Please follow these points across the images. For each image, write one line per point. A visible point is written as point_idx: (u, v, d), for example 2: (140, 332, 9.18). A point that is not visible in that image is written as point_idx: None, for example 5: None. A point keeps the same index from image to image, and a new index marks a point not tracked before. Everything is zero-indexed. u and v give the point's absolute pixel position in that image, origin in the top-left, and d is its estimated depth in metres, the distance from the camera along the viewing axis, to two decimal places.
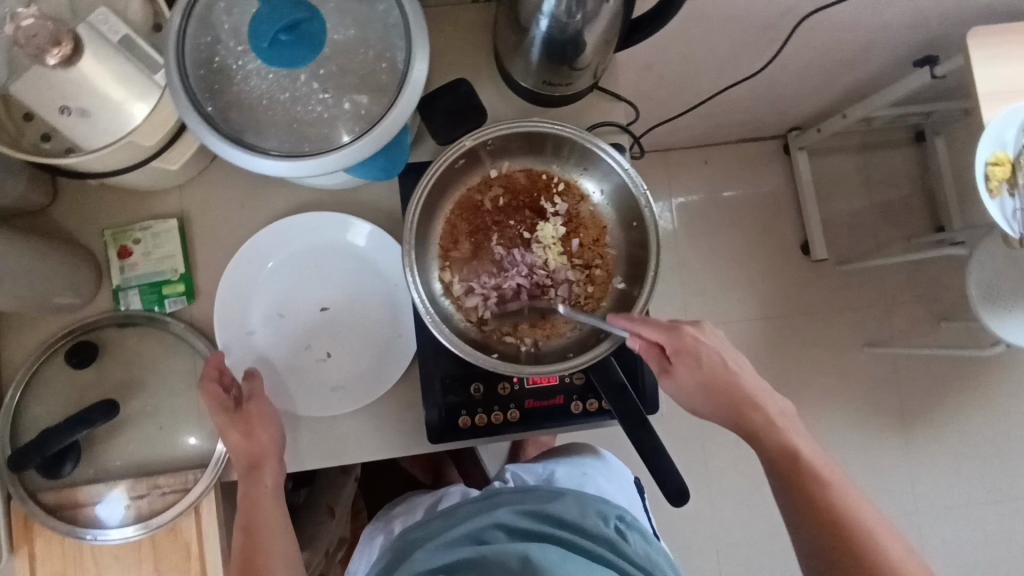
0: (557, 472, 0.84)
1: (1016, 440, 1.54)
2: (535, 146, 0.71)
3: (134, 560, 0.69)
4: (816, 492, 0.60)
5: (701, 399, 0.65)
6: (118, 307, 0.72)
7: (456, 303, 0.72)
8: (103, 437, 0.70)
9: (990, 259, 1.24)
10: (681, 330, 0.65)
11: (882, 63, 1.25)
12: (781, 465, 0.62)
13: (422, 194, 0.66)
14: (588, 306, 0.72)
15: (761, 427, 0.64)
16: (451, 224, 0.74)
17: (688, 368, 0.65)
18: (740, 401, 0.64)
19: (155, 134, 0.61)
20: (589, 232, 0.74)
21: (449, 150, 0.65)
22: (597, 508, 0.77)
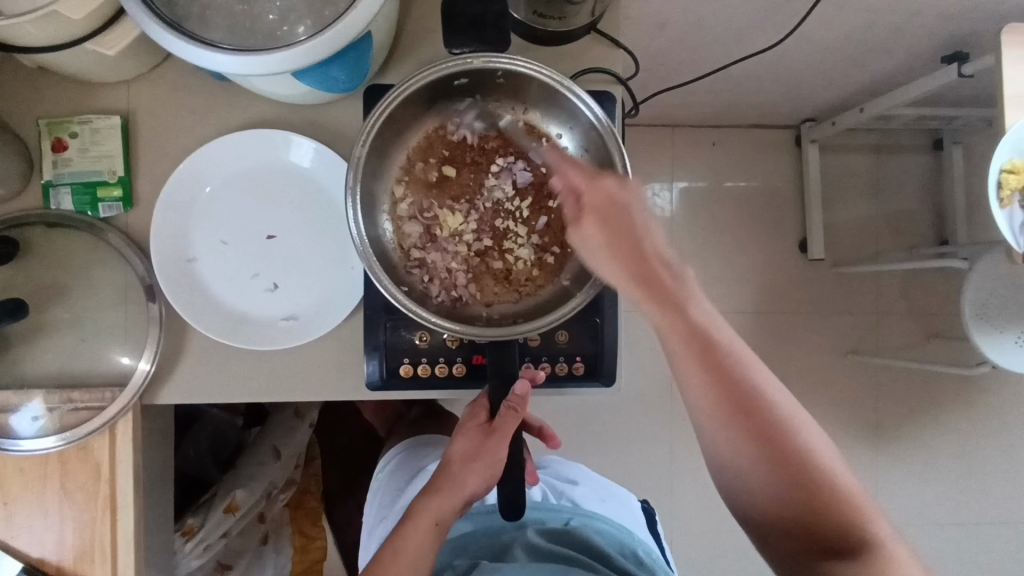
0: (577, 488, 0.92)
1: (987, 466, 1.51)
2: (547, 100, 0.64)
3: (40, 476, 0.65)
4: (731, 372, 0.51)
5: (612, 265, 0.54)
6: (48, 206, 0.66)
7: (395, 224, 0.67)
8: (20, 341, 0.65)
9: (990, 277, 1.18)
10: (603, 181, 0.56)
11: (908, 54, 1.18)
12: (691, 342, 0.51)
13: (395, 101, 0.60)
14: (525, 290, 0.66)
15: (669, 299, 0.52)
16: (430, 141, 0.67)
17: (601, 225, 0.54)
18: (653, 272, 0.53)
19: (88, 6, 0.53)
20: (561, 218, 0.67)
21: (454, 61, 0.59)
22: (618, 539, 0.82)
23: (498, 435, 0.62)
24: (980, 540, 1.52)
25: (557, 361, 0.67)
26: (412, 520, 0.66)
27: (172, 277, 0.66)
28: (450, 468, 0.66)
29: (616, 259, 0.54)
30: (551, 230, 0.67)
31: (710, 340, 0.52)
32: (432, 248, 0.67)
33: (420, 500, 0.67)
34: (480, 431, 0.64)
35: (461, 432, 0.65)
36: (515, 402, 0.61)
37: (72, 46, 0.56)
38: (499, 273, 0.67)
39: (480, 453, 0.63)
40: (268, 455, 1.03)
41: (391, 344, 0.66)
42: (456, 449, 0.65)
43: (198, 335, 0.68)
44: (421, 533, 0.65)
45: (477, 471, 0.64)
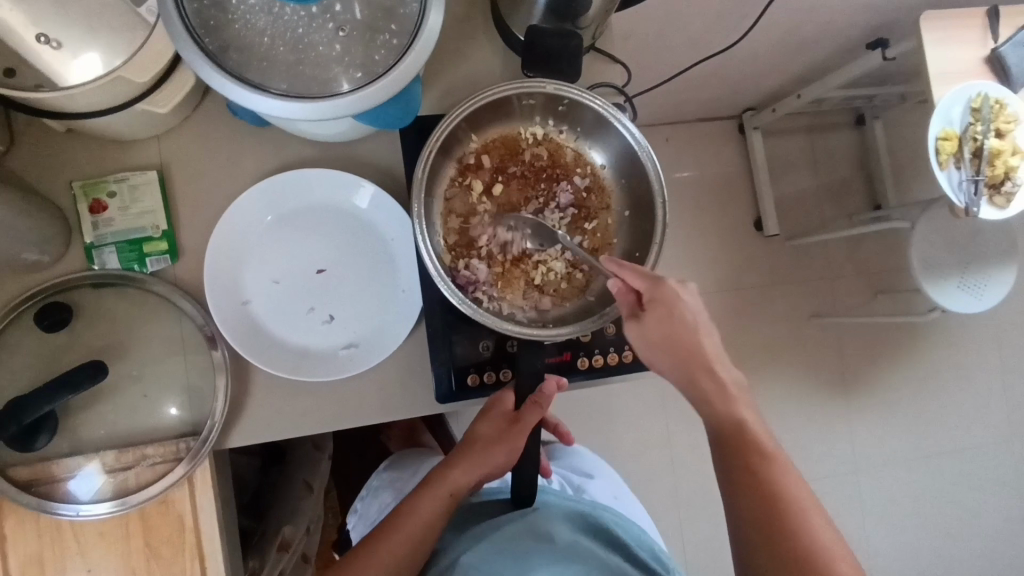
0: (594, 487, 0.95)
1: (941, 399, 1.68)
2: (601, 133, 0.70)
3: (121, 538, 0.65)
4: (753, 463, 0.57)
5: (665, 358, 0.61)
6: (92, 267, 0.66)
7: (443, 221, 0.71)
8: (81, 406, 0.65)
9: (931, 232, 1.34)
10: (664, 284, 0.61)
11: (837, 43, 1.32)
12: (724, 429, 0.59)
13: (470, 107, 0.65)
14: (553, 300, 0.71)
15: (714, 390, 0.60)
16: (485, 150, 0.72)
17: (659, 319, 0.60)
18: (701, 364, 0.60)
19: (149, 70, 0.56)
20: (594, 239, 0.73)
21: (529, 82, 0.64)
22: (636, 535, 0.84)
23: (521, 427, 0.68)
24: (946, 469, 1.68)
25: (608, 352, 0.73)
26: (429, 488, 0.71)
27: (221, 302, 0.67)
28: (472, 449, 0.71)
29: (669, 356, 0.61)
30: (584, 250, 0.72)
31: (743, 434, 0.59)
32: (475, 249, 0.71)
33: (438, 473, 0.72)
34: (505, 420, 0.69)
35: (485, 418, 0.70)
36: (539, 399, 0.66)
37: (123, 109, 0.58)
38: (533, 281, 0.71)
39: (501, 439, 0.69)
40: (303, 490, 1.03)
41: (455, 356, 0.70)
42: (479, 432, 0.70)
43: (260, 375, 0.69)
44: (436, 501, 0.70)
45: (497, 452, 0.70)
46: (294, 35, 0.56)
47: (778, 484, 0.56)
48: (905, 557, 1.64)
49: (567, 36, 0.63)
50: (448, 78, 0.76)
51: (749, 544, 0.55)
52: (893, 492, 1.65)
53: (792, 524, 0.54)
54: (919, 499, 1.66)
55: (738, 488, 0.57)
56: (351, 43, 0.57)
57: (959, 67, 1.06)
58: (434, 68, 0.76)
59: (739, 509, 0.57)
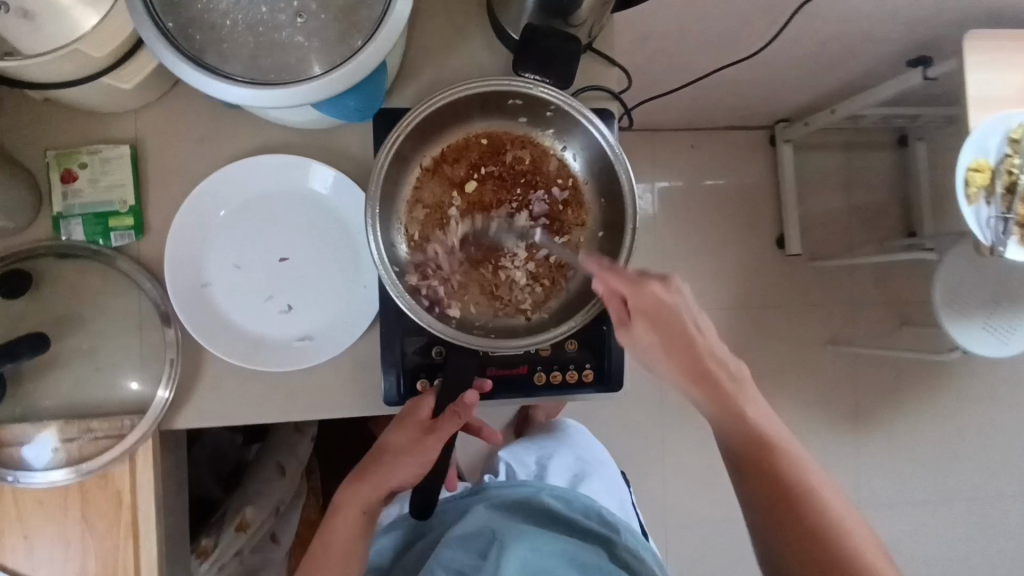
0: (549, 466, 0.97)
1: (959, 444, 1.59)
2: (587, 148, 0.67)
3: (61, 506, 0.66)
4: (766, 473, 0.55)
5: (670, 367, 0.58)
6: (58, 237, 0.67)
7: (408, 209, 0.69)
8: (35, 373, 0.65)
9: (959, 267, 1.25)
10: (649, 284, 0.59)
11: (877, 58, 1.23)
12: (739, 439, 0.56)
13: (447, 97, 0.62)
14: (505, 311, 0.68)
15: (723, 401, 0.57)
16: (466, 144, 0.70)
17: (649, 325, 0.58)
18: (708, 372, 0.58)
19: (108, 45, 0.56)
20: (562, 255, 0.70)
21: (515, 81, 0.62)
22: (581, 503, 0.88)
23: (436, 438, 0.63)
24: (955, 517, 1.59)
25: (568, 369, 0.70)
26: (341, 511, 0.66)
27: (179, 276, 0.67)
28: (382, 459, 0.65)
29: (675, 361, 0.58)
30: (548, 264, 0.69)
31: (762, 440, 0.56)
32: (435, 242, 0.69)
33: (344, 489, 0.66)
34: (418, 430, 0.64)
35: (398, 426, 0.64)
36: (459, 408, 0.62)
37: (84, 83, 0.57)
38: (488, 288, 0.68)
39: (413, 450, 0.64)
40: (273, 472, 1.03)
41: (407, 358, 0.68)
42: (389, 442, 0.65)
43: (215, 358, 0.69)
44: (351, 523, 0.66)
45: (409, 465, 0.64)
46: (255, 17, 0.54)
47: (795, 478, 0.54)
48: None
49: (568, 39, 0.61)
50: (434, 71, 0.74)
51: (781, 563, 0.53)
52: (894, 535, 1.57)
53: (798, 500, 0.54)
54: (921, 545, 1.58)
55: (757, 495, 0.55)
56: (315, 27, 0.55)
57: (1000, 93, 0.97)
58: (422, 59, 0.73)
59: (760, 520, 0.55)
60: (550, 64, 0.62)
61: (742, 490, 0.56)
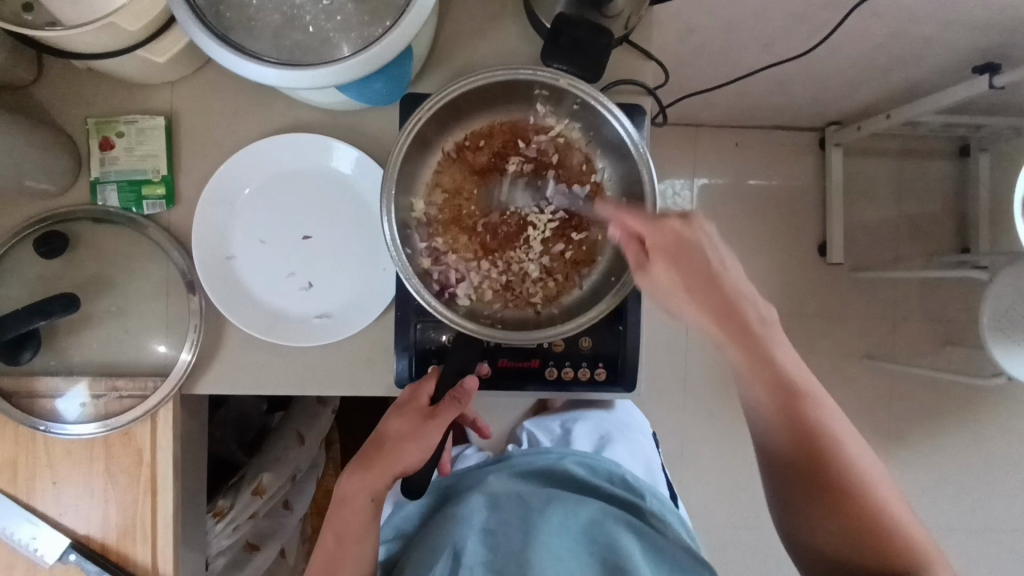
0: (574, 430, 0.86)
1: (997, 472, 1.51)
2: (612, 144, 0.65)
3: (86, 458, 0.70)
4: (797, 409, 0.55)
5: (692, 306, 0.56)
6: (95, 202, 0.69)
7: (426, 193, 0.69)
8: (67, 331, 0.69)
9: (1011, 289, 1.18)
10: (669, 221, 0.57)
11: (939, 62, 1.16)
12: (767, 377, 0.55)
13: (471, 85, 0.61)
14: (516, 304, 0.68)
15: (753, 342, 0.55)
16: (490, 131, 0.69)
17: (667, 267, 0.56)
18: (733, 314, 0.55)
19: (146, 18, 0.56)
20: (578, 251, 0.69)
21: (543, 72, 0.61)
22: (607, 469, 0.82)
23: (436, 427, 0.64)
24: (985, 548, 1.52)
25: (580, 366, 0.69)
26: (348, 501, 0.66)
27: (204, 248, 0.69)
28: (383, 445, 0.65)
29: (703, 305, 0.55)
30: (563, 260, 0.68)
31: (788, 379, 0.55)
32: (451, 228, 0.68)
33: (348, 480, 0.66)
34: (418, 415, 0.65)
35: (397, 413, 0.65)
36: (459, 394, 0.64)
37: (120, 54, 0.59)
38: (501, 279, 0.68)
39: (413, 436, 0.64)
40: (291, 440, 1.06)
41: (419, 343, 0.69)
42: (389, 429, 0.65)
43: (235, 329, 0.71)
44: (361, 510, 0.66)
45: (410, 451, 0.65)
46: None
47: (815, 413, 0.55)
48: None
49: (598, 31, 0.63)
50: (465, 57, 0.73)
51: (792, 495, 0.56)
52: None
53: (821, 435, 0.55)
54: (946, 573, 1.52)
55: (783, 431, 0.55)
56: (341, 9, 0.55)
57: None
58: (454, 45, 0.73)
59: (781, 457, 0.56)
60: (574, 53, 0.64)
61: (767, 424, 0.56)
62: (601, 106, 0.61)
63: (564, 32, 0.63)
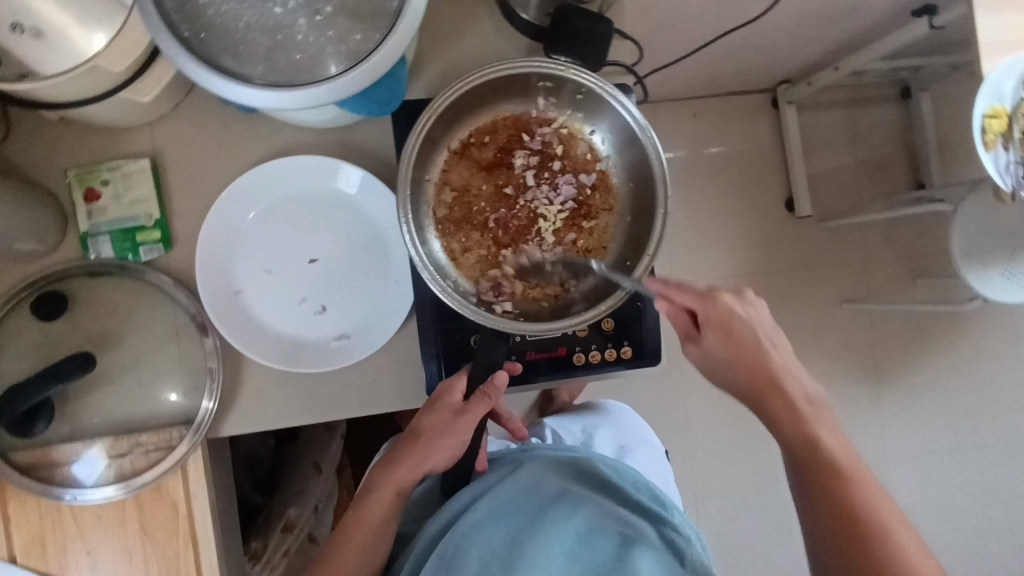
0: (596, 435, 0.88)
1: (979, 391, 1.60)
2: (617, 131, 0.66)
3: (118, 521, 0.67)
4: (835, 488, 0.53)
5: (734, 384, 0.59)
6: (87, 255, 0.67)
7: (434, 193, 0.69)
8: (78, 394, 0.66)
9: (975, 216, 1.25)
10: (718, 300, 0.60)
11: (879, 10, 1.21)
12: (806, 460, 0.55)
13: (476, 80, 0.61)
14: (534, 296, 0.68)
15: (798, 420, 0.56)
16: (493, 127, 0.70)
17: (717, 339, 0.59)
18: (778, 399, 0.58)
19: (127, 58, 0.54)
20: (590, 239, 0.69)
21: (547, 62, 0.61)
22: (632, 477, 0.75)
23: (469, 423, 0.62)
24: (981, 464, 1.60)
25: (605, 347, 0.70)
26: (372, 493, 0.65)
27: (210, 281, 0.67)
28: (415, 442, 0.64)
29: (740, 374, 0.58)
30: (575, 249, 0.69)
31: (830, 464, 0.54)
32: (461, 227, 0.68)
33: (377, 474, 0.65)
34: (450, 413, 0.62)
35: (430, 410, 0.63)
36: (489, 389, 0.62)
37: (103, 98, 0.56)
38: (516, 274, 0.68)
39: (446, 433, 0.63)
40: (310, 471, 1.04)
41: (445, 347, 0.68)
42: (422, 425, 0.63)
43: (254, 364, 0.69)
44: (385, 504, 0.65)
45: (443, 447, 0.64)
46: (272, 18, 0.52)
47: (867, 514, 0.52)
48: None
49: (596, 20, 0.64)
50: (446, 59, 0.73)
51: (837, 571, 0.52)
52: (923, 486, 1.59)
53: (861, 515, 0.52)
54: (949, 493, 1.59)
55: (822, 506, 0.53)
56: (333, 23, 0.53)
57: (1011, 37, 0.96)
58: (431, 48, 0.72)
59: (823, 543, 0.53)
60: (579, 45, 0.65)
61: (807, 497, 0.55)
62: (606, 93, 0.62)
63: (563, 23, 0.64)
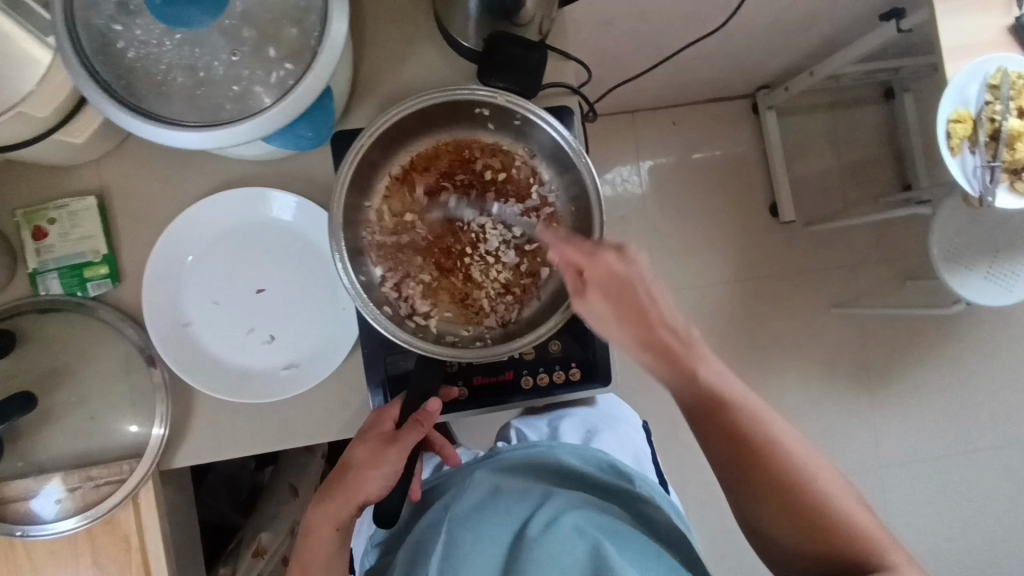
0: (562, 425, 0.82)
1: (973, 394, 1.57)
2: (557, 156, 0.66)
3: (72, 554, 0.68)
4: (734, 424, 0.54)
5: (623, 339, 0.57)
6: (37, 292, 0.68)
7: (376, 219, 0.69)
8: (29, 429, 0.67)
9: (954, 219, 1.23)
10: (603, 256, 0.57)
11: (848, 14, 1.20)
12: (692, 397, 0.55)
13: (409, 109, 0.62)
14: (475, 319, 0.68)
15: (681, 367, 0.55)
16: (435, 152, 0.70)
17: (603, 294, 0.57)
18: (662, 340, 0.56)
19: (52, 104, 0.56)
20: (533, 263, 0.69)
21: (479, 91, 0.61)
22: (596, 456, 0.75)
23: (399, 450, 0.62)
24: (980, 468, 1.57)
25: (553, 370, 0.70)
26: (313, 531, 0.65)
27: (158, 316, 0.68)
28: (346, 475, 0.64)
29: (632, 330, 0.56)
30: (519, 272, 0.69)
31: (718, 398, 0.55)
32: (402, 252, 0.69)
33: (313, 511, 0.65)
34: (381, 440, 0.63)
35: (361, 441, 0.64)
36: (422, 417, 0.63)
37: (35, 142, 0.58)
38: (457, 297, 0.69)
39: (376, 463, 0.63)
40: (285, 493, 1.04)
41: (389, 374, 0.69)
42: (353, 457, 0.64)
43: (203, 395, 0.70)
44: (326, 539, 0.64)
45: (374, 478, 0.63)
46: (193, 58, 0.53)
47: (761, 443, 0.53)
48: (927, 555, 1.55)
49: (530, 48, 0.64)
50: (390, 86, 0.73)
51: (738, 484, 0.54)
52: (920, 492, 1.56)
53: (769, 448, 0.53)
54: (949, 498, 1.56)
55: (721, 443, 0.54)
56: (253, 61, 0.54)
57: (974, 39, 0.94)
58: (374, 76, 0.73)
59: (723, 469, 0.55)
60: (516, 76, 0.65)
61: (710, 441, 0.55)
62: (541, 122, 0.62)
63: (498, 53, 0.64)
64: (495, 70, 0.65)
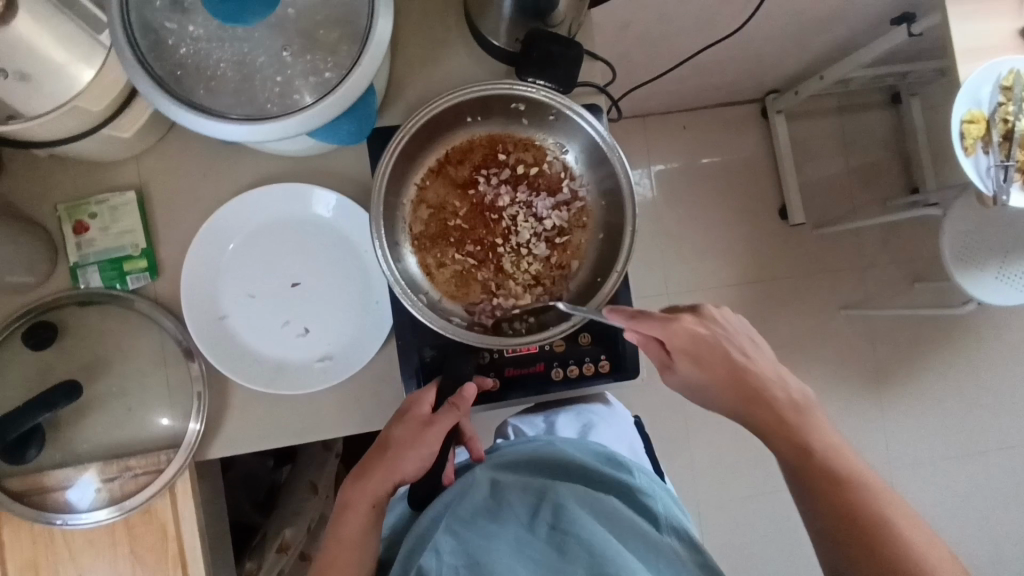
0: (559, 421, 0.81)
1: (982, 395, 1.58)
2: (589, 149, 0.68)
3: (109, 544, 0.69)
4: (836, 494, 0.53)
5: (717, 396, 0.60)
6: (77, 285, 0.69)
7: (410, 209, 0.71)
8: (68, 420, 0.68)
9: (964, 220, 1.25)
10: (680, 321, 0.61)
11: (859, 19, 1.22)
12: (791, 459, 0.56)
13: (448, 101, 0.63)
14: (508, 309, 0.70)
15: (776, 425, 0.57)
16: (469, 145, 0.71)
17: (689, 361, 0.60)
18: (758, 403, 0.59)
19: (106, 98, 0.58)
20: (564, 254, 0.71)
21: (518, 85, 0.63)
22: (595, 448, 0.74)
23: (437, 432, 0.64)
24: (990, 470, 1.58)
25: (584, 362, 0.71)
26: (348, 508, 0.65)
27: (197, 308, 0.69)
28: (383, 455, 0.65)
29: (722, 391, 0.60)
30: (549, 264, 0.71)
31: (819, 465, 0.55)
32: (435, 241, 0.70)
33: (349, 487, 0.65)
34: (418, 423, 0.64)
35: (399, 421, 0.65)
36: (458, 401, 0.65)
37: (88, 134, 0.60)
38: (487, 288, 0.70)
39: (414, 444, 0.64)
40: (306, 490, 1.05)
41: (423, 364, 0.70)
42: (390, 437, 0.65)
43: (238, 387, 0.71)
44: (361, 518, 0.64)
45: (413, 458, 0.64)
46: (241, 54, 0.55)
47: (863, 503, 0.52)
48: None
49: (566, 45, 0.65)
50: (420, 85, 0.75)
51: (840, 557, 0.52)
52: (931, 493, 1.56)
53: (872, 520, 0.52)
54: (960, 499, 1.57)
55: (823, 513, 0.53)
56: (299, 57, 0.56)
57: (987, 42, 0.96)
58: (405, 76, 0.75)
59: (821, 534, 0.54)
60: (549, 67, 0.66)
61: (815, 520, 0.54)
62: (577, 117, 0.64)
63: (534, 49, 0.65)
64: (531, 64, 0.66)
